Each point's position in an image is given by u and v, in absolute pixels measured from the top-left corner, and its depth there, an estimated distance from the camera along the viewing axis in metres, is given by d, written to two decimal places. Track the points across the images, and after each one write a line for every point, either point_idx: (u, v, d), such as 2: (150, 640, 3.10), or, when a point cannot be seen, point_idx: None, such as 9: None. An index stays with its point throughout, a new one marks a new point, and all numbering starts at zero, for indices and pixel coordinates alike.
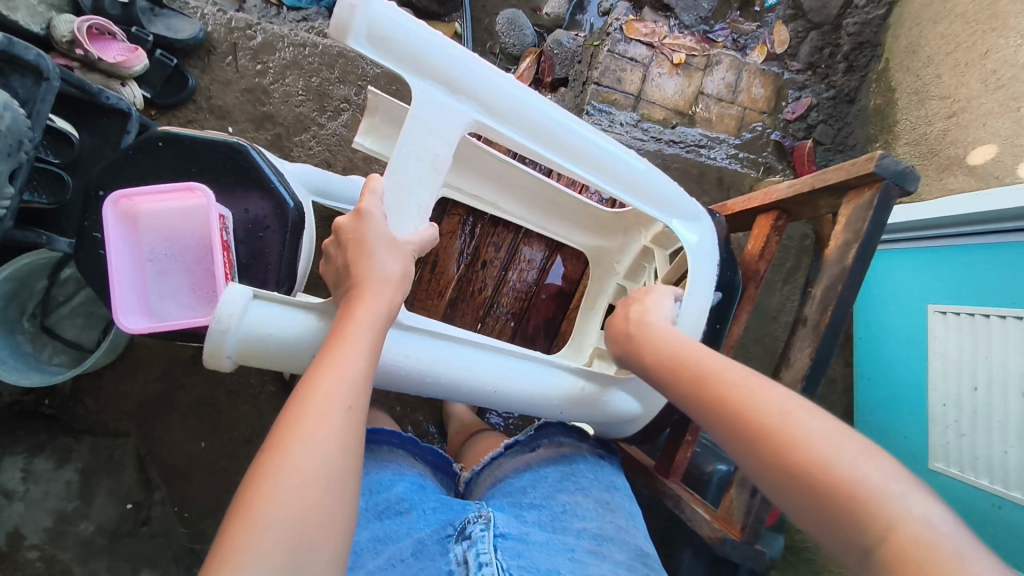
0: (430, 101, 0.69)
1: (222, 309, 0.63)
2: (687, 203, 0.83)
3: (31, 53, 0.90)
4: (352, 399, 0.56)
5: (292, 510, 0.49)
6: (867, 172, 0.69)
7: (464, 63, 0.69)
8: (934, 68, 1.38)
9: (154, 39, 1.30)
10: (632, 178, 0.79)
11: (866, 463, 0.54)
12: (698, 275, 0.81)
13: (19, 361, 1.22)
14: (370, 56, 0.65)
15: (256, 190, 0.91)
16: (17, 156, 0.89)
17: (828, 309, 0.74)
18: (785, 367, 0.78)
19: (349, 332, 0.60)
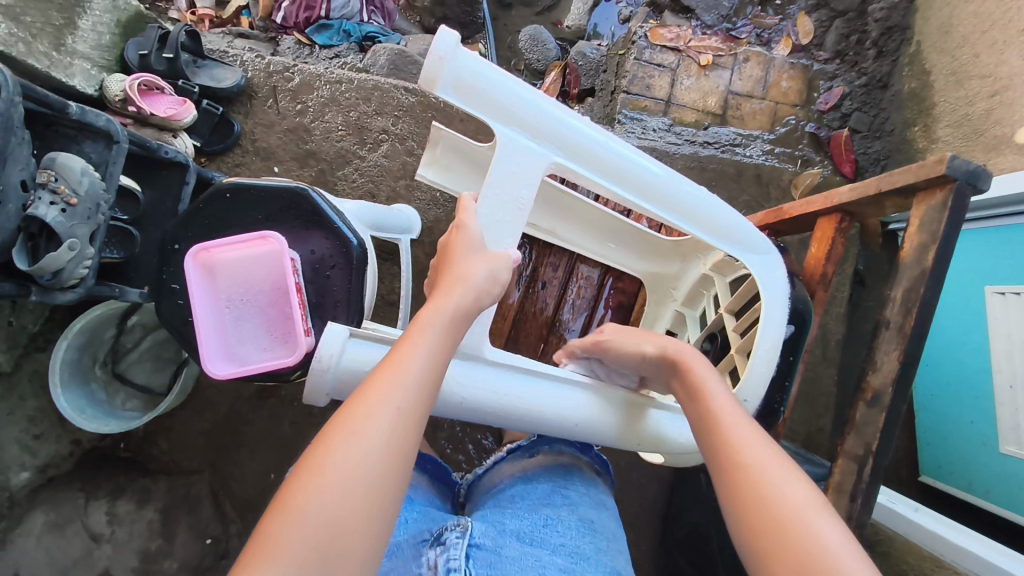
0: (510, 145, 0.71)
1: (324, 347, 0.65)
2: (758, 237, 0.78)
3: (102, 119, 0.94)
4: (406, 402, 0.58)
5: (332, 506, 0.51)
6: (938, 174, 0.69)
7: (538, 105, 0.70)
8: (969, 48, 1.36)
9: (200, 90, 1.36)
10: (697, 212, 0.76)
11: (830, 528, 0.53)
12: (771, 305, 0.76)
13: (98, 410, 1.28)
14: (454, 105, 0.68)
15: (320, 231, 0.95)
16: (96, 219, 0.94)
17: (913, 312, 0.74)
18: (872, 371, 0.78)
19: (412, 334, 0.63)
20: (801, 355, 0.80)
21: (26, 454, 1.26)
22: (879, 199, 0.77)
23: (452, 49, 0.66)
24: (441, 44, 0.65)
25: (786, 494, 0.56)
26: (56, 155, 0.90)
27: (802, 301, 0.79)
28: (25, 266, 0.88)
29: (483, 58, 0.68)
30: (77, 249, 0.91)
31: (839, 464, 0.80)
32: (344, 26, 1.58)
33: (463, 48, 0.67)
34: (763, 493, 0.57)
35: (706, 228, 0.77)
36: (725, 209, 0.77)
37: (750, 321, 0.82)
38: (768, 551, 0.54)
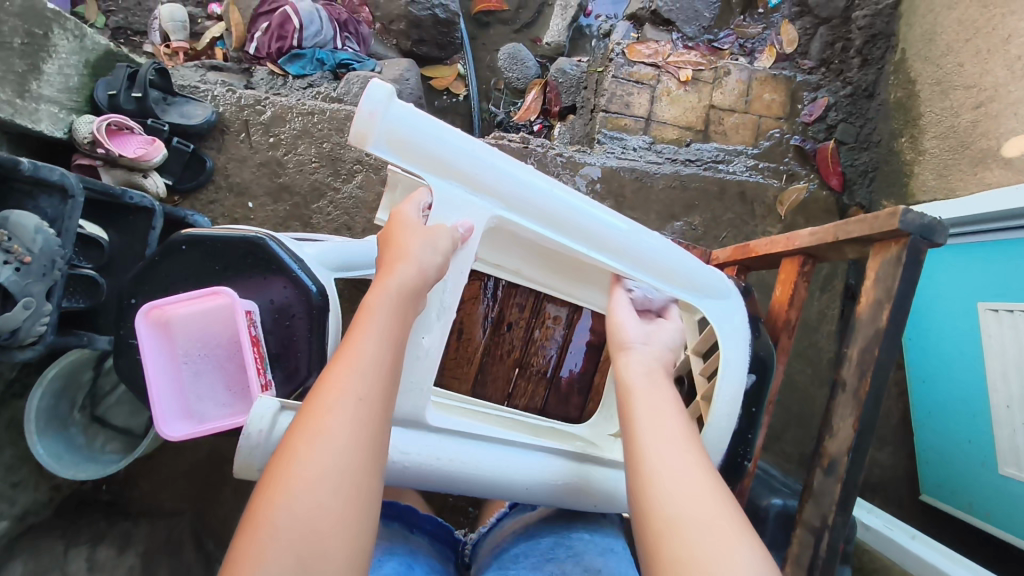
0: (448, 198, 0.72)
1: (251, 424, 0.66)
2: (712, 279, 0.79)
3: (56, 174, 0.93)
4: (365, 390, 0.58)
5: (303, 508, 0.51)
6: (891, 228, 0.66)
7: (476, 156, 0.71)
8: (954, 56, 1.32)
9: (170, 128, 1.35)
10: (648, 259, 0.77)
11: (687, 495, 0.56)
12: (729, 356, 0.75)
13: (76, 455, 1.26)
14: (387, 160, 0.69)
15: (279, 278, 0.92)
16: (51, 275, 0.93)
17: (867, 375, 0.70)
18: (829, 436, 0.74)
19: (361, 323, 0.62)
20: (765, 407, 0.78)
21: (5, 503, 1.20)
22: (838, 246, 0.74)
23: (385, 102, 0.66)
24: (371, 98, 0.65)
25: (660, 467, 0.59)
26: (10, 213, 0.90)
27: (764, 351, 0.78)
28: None
29: (419, 109, 0.68)
30: (33, 307, 0.90)
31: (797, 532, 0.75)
32: (317, 55, 1.57)
33: (397, 100, 0.67)
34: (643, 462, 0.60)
35: (657, 275, 0.77)
36: (676, 252, 0.78)
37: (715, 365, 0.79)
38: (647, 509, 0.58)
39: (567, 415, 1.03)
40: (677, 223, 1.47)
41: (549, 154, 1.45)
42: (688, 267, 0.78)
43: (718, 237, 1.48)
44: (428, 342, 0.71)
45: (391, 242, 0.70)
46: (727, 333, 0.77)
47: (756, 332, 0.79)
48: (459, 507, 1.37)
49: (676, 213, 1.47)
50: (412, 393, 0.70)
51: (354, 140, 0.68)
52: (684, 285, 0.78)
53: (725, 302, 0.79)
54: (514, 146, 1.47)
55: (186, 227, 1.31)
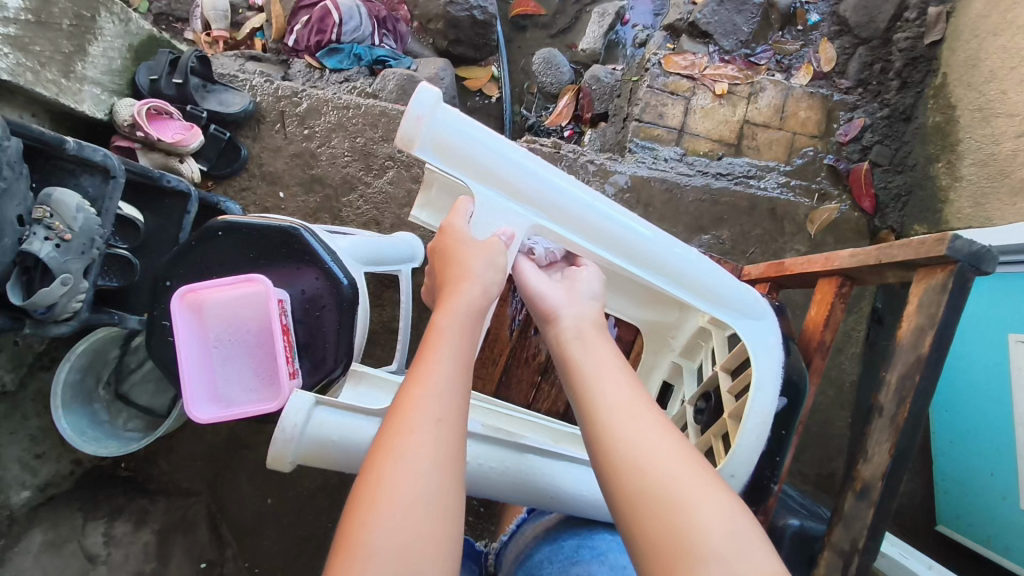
0: (490, 205, 0.73)
1: (286, 418, 0.68)
2: (747, 298, 0.78)
3: (99, 154, 0.94)
4: (444, 410, 0.58)
5: (397, 533, 0.51)
6: (938, 254, 0.66)
7: (520, 165, 0.71)
8: (997, 83, 1.30)
9: (208, 115, 1.36)
10: (687, 277, 0.77)
11: (637, 436, 0.59)
12: (762, 377, 0.74)
13: (98, 431, 1.29)
14: (430, 165, 0.69)
15: (311, 270, 0.93)
16: (90, 254, 0.94)
17: (907, 401, 0.69)
18: (863, 460, 0.73)
19: (433, 341, 0.63)
20: (795, 428, 0.78)
21: (28, 473, 1.24)
22: (879, 268, 0.73)
23: (431, 108, 0.67)
24: (418, 105, 0.66)
25: (611, 423, 0.60)
26: (52, 191, 0.91)
27: (797, 374, 0.77)
28: (19, 300, 0.88)
29: (463, 115, 0.69)
30: (71, 284, 0.92)
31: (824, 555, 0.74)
32: (354, 50, 1.58)
33: (442, 105, 0.68)
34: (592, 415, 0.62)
35: (695, 293, 0.78)
36: (714, 270, 0.78)
37: (744, 384, 0.78)
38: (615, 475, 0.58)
39: None
40: (705, 236, 1.47)
41: (580, 160, 1.45)
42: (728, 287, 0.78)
43: (746, 253, 1.47)
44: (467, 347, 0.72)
45: (447, 256, 0.70)
46: (760, 355, 0.76)
47: (790, 354, 0.78)
48: (470, 507, 1.38)
49: (704, 226, 1.47)
50: None
51: (400, 144, 0.69)
52: (720, 303, 0.78)
53: (763, 321, 0.78)
54: (546, 150, 1.47)
55: (217, 212, 1.32)
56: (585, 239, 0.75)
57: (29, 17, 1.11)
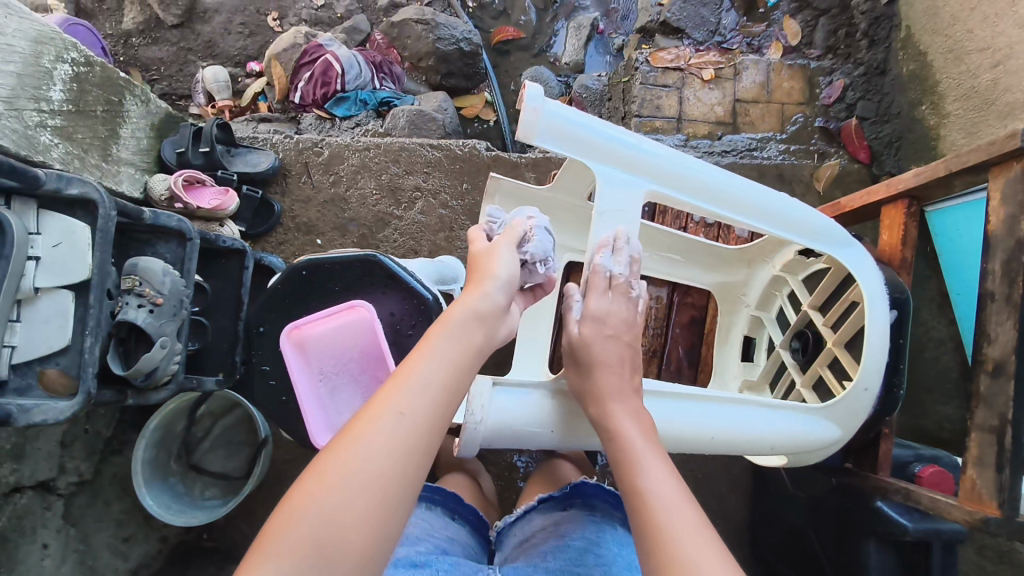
0: (610, 178, 0.85)
1: (475, 401, 0.82)
2: (831, 228, 0.89)
3: (172, 220, 0.97)
4: (410, 407, 0.62)
5: (334, 506, 0.56)
6: (1013, 146, 0.78)
7: (624, 142, 0.84)
8: (962, 25, 1.42)
9: (238, 176, 1.41)
10: (774, 212, 0.88)
11: (674, 505, 0.65)
12: (873, 295, 0.85)
13: (179, 504, 1.29)
14: (551, 150, 0.81)
15: (394, 292, 0.98)
16: (180, 314, 0.97)
17: (1017, 280, 0.81)
18: (988, 343, 0.84)
19: (429, 342, 0.69)
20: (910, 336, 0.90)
21: (119, 558, 1.24)
22: (948, 178, 0.87)
23: (541, 102, 0.79)
24: (531, 101, 0.79)
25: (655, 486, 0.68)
26: (137, 261, 0.94)
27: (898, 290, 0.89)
28: (120, 370, 0.91)
29: (566, 106, 0.81)
30: (168, 346, 0.94)
31: (974, 436, 0.85)
32: (360, 96, 1.64)
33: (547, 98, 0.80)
34: (636, 480, 0.69)
35: (790, 229, 0.89)
36: (794, 205, 0.89)
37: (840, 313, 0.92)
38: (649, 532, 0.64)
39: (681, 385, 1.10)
40: None
41: None
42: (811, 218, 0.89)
43: None
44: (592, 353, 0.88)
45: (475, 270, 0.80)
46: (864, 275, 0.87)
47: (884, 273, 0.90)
48: None
49: None
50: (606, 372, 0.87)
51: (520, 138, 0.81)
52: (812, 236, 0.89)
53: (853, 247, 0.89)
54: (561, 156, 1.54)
55: (263, 269, 1.35)
56: (687, 195, 0.87)
57: (69, 107, 1.14)
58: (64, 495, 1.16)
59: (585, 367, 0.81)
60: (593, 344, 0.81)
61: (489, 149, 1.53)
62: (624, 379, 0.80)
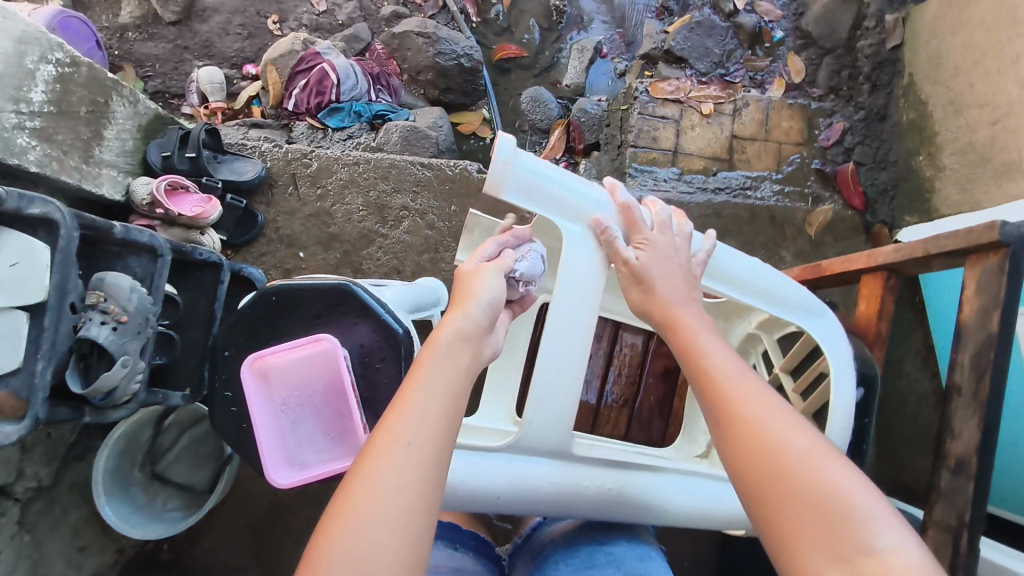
0: (574, 234, 0.83)
1: None
2: (809, 299, 0.87)
3: (144, 235, 0.96)
4: (412, 433, 0.59)
5: (357, 544, 0.53)
6: (992, 240, 0.76)
7: (591, 198, 0.85)
8: (964, 77, 1.39)
9: (223, 184, 1.39)
10: (744, 277, 0.87)
11: (794, 436, 0.59)
12: (840, 369, 0.85)
13: (138, 514, 1.27)
14: (517, 202, 0.81)
15: (365, 322, 0.95)
16: (145, 332, 0.95)
17: (985, 377, 0.80)
18: (952, 438, 0.85)
19: (420, 362, 0.66)
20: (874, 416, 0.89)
21: (73, 567, 1.23)
22: (927, 260, 0.85)
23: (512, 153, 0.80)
24: (501, 151, 0.79)
25: (763, 420, 0.62)
26: (104, 275, 0.92)
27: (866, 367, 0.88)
28: (78, 388, 0.88)
29: (540, 160, 0.83)
30: (130, 365, 0.92)
31: (930, 533, 0.87)
32: (354, 107, 1.62)
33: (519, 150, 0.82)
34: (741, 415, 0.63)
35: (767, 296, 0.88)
36: (780, 277, 0.88)
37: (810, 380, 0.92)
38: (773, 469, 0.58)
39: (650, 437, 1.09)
40: None
41: None
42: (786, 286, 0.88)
43: None
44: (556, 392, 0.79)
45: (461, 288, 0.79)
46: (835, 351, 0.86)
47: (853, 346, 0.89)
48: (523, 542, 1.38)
49: None
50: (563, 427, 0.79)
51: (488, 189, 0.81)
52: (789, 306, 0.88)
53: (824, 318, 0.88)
54: None
55: (241, 280, 1.33)
56: None
57: (51, 108, 1.11)
58: (22, 500, 1.14)
59: (646, 287, 0.79)
60: (652, 267, 0.80)
61: (480, 171, 1.52)
62: (687, 289, 0.79)
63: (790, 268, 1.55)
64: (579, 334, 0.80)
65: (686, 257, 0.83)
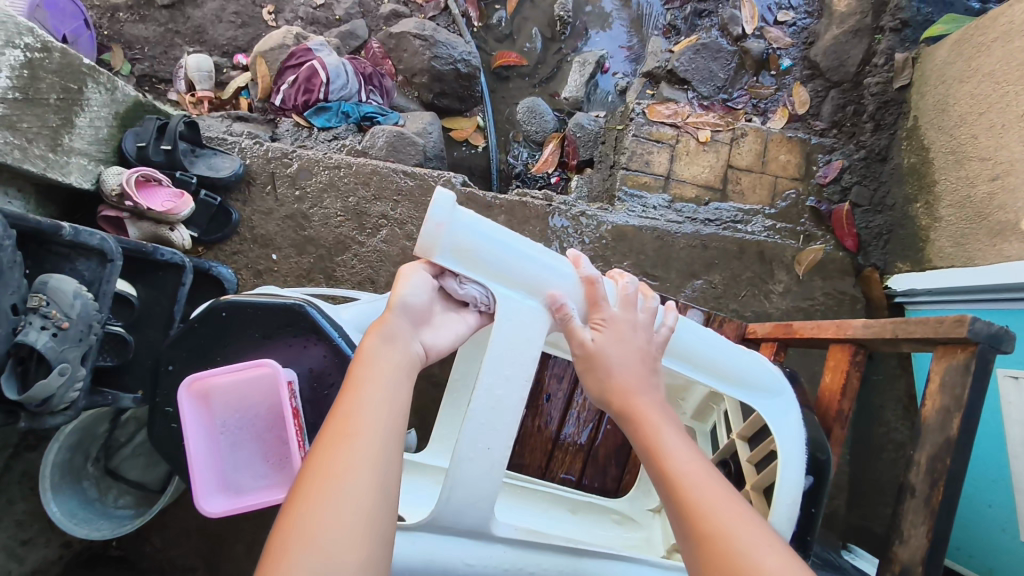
0: (512, 304, 0.80)
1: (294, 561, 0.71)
2: (766, 379, 0.89)
3: (95, 238, 0.93)
4: (357, 423, 0.63)
5: (321, 521, 0.56)
6: (960, 335, 0.75)
7: (534, 262, 0.81)
8: (968, 128, 1.34)
9: (198, 179, 1.34)
10: (695, 354, 0.87)
11: (704, 476, 0.68)
12: (789, 456, 0.85)
13: (87, 511, 1.19)
14: (452, 267, 0.79)
15: (315, 343, 0.90)
16: (87, 340, 0.92)
17: (939, 483, 0.78)
18: (900, 542, 0.81)
19: (363, 364, 0.70)
20: (823, 506, 0.86)
21: (13, 561, 1.18)
22: (895, 342, 0.84)
23: (448, 215, 0.77)
24: (436, 213, 0.76)
25: (677, 457, 0.70)
26: (48, 278, 0.88)
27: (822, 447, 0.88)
28: (14, 394, 0.84)
29: (477, 219, 0.79)
30: (68, 373, 0.89)
31: None
32: (342, 108, 1.59)
33: (458, 210, 0.78)
34: (660, 454, 0.71)
35: (716, 375, 0.88)
36: (744, 361, 0.88)
37: (763, 452, 0.92)
38: (683, 503, 0.66)
39: (605, 484, 1.18)
40: (697, 281, 1.49)
41: (573, 212, 1.48)
42: (740, 364, 0.88)
43: (737, 296, 1.50)
44: (483, 467, 0.76)
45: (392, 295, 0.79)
46: (786, 435, 0.86)
47: (807, 425, 0.89)
48: None
49: (696, 271, 1.49)
50: (481, 503, 0.76)
51: (422, 251, 0.79)
52: (749, 386, 0.88)
53: (782, 397, 0.89)
54: (538, 203, 1.48)
55: (209, 279, 1.29)
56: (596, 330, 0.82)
57: (17, 95, 1.08)
58: None
59: (602, 369, 0.78)
60: (608, 349, 0.79)
61: (465, 184, 1.49)
62: (643, 368, 0.79)
63: (776, 307, 1.50)
64: (514, 405, 0.77)
65: (646, 336, 0.82)
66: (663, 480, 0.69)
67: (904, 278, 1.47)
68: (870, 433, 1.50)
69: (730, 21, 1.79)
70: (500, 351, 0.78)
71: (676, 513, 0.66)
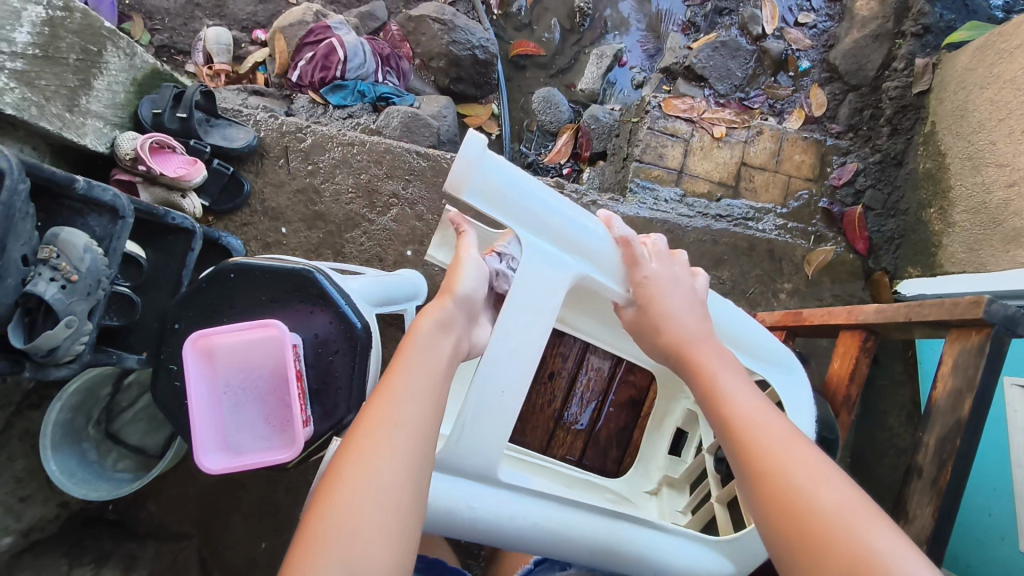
0: (539, 252, 0.80)
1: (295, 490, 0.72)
2: (775, 355, 0.89)
3: (108, 195, 0.94)
4: (400, 415, 0.61)
5: (356, 517, 0.54)
6: (975, 316, 0.75)
7: (563, 214, 0.82)
8: (986, 134, 1.32)
9: (211, 149, 1.34)
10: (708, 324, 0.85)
11: (765, 416, 0.66)
12: None
13: (86, 472, 1.18)
14: (478, 206, 0.79)
15: (323, 311, 0.90)
16: (96, 294, 0.92)
17: (947, 465, 0.77)
18: (904, 524, 0.81)
19: (406, 353, 0.68)
20: None
21: (10, 517, 1.16)
22: (908, 325, 0.84)
23: (481, 153, 0.77)
24: (468, 150, 0.76)
25: (737, 399, 0.69)
26: (59, 231, 0.88)
27: (823, 419, 0.89)
28: (20, 343, 0.84)
29: (509, 163, 0.79)
30: (75, 326, 0.88)
31: None
32: (358, 87, 1.59)
33: (490, 152, 0.78)
34: (718, 395, 0.70)
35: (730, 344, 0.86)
36: (756, 334, 0.88)
37: None
38: (743, 442, 0.65)
39: (605, 466, 1.17)
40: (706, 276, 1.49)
41: (583, 200, 1.47)
42: (752, 338, 0.88)
43: (745, 293, 1.49)
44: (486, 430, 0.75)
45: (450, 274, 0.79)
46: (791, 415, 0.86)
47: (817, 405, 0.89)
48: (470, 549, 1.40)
49: (704, 265, 1.49)
50: (484, 454, 0.75)
51: (450, 187, 0.78)
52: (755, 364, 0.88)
53: (790, 376, 0.89)
54: None
55: (218, 247, 1.29)
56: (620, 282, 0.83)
57: (36, 51, 1.09)
58: None
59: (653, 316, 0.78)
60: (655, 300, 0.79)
61: None
62: (691, 317, 0.78)
63: (784, 306, 1.49)
64: (522, 366, 0.76)
65: (690, 290, 0.81)
66: (723, 420, 0.68)
67: (915, 280, 1.47)
68: (873, 438, 1.48)
69: (750, 20, 1.80)
70: (518, 299, 0.77)
71: (735, 451, 0.65)
